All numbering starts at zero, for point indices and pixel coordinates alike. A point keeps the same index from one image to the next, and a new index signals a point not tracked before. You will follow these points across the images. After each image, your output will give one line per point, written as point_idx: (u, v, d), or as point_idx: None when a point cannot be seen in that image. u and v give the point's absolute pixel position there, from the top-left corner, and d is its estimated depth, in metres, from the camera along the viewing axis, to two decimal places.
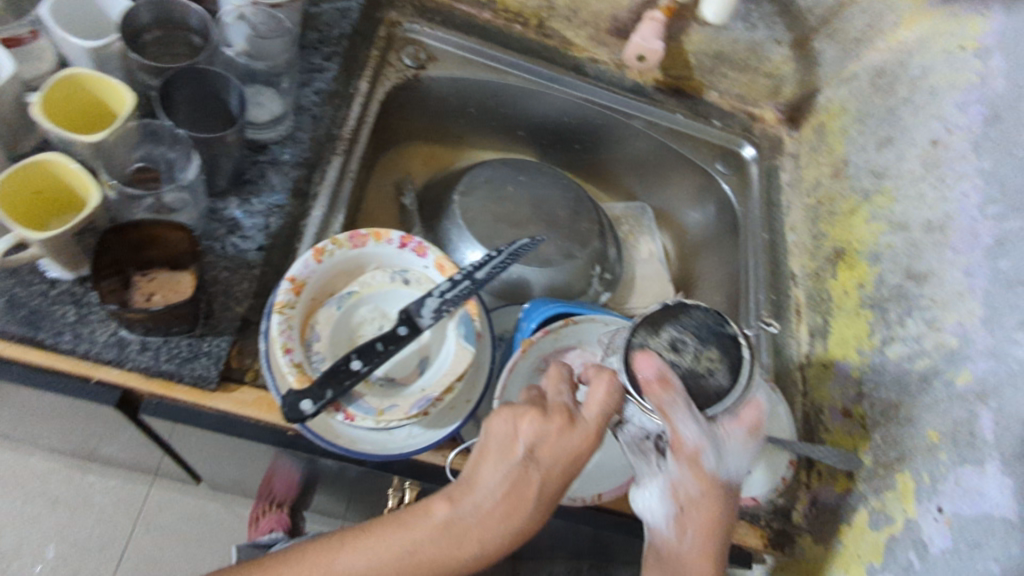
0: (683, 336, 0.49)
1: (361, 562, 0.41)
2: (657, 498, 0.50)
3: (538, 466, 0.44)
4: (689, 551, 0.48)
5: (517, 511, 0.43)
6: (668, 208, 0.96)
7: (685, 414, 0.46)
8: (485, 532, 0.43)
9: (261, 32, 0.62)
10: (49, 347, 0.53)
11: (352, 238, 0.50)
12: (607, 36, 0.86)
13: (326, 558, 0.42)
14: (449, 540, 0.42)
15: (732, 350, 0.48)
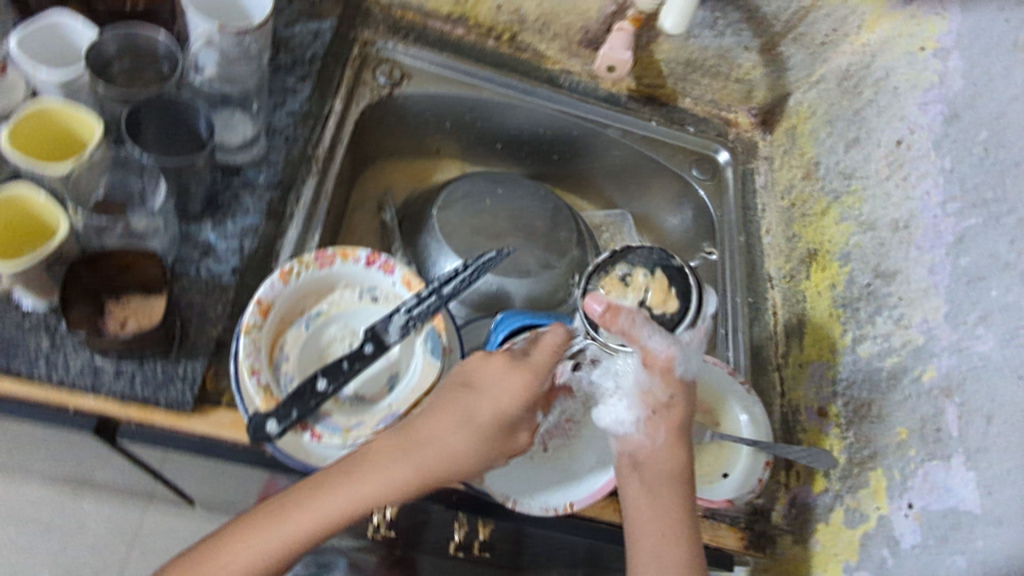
0: (634, 271, 0.58)
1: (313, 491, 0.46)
2: (626, 410, 0.55)
3: (477, 390, 0.49)
4: (662, 447, 0.53)
5: (455, 425, 0.48)
6: (647, 213, 0.95)
7: (646, 334, 0.53)
8: (421, 462, 0.47)
9: (229, 57, 0.63)
10: (25, 376, 0.54)
11: (319, 259, 0.52)
12: (579, 48, 0.87)
13: (284, 499, 0.47)
14: (385, 469, 0.47)
15: (675, 277, 0.58)
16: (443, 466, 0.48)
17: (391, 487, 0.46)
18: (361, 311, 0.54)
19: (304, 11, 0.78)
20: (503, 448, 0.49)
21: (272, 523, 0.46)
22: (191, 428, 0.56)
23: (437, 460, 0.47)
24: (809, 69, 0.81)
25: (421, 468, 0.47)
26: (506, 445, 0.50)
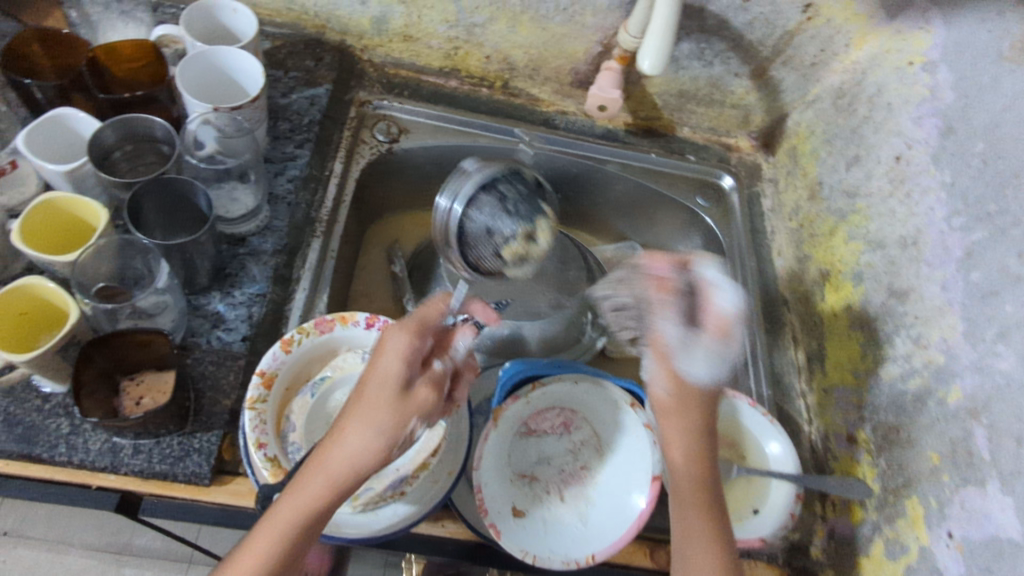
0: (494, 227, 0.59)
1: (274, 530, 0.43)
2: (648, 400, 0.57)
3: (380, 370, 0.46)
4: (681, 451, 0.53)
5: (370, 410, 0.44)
6: (658, 244, 0.93)
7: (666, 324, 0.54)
8: (329, 467, 0.44)
9: (226, 133, 0.64)
10: (46, 460, 0.55)
11: (318, 326, 0.54)
12: (571, 89, 0.88)
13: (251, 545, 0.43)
14: (299, 493, 0.43)
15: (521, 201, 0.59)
16: (354, 459, 0.44)
17: (316, 494, 0.43)
18: None
19: (299, 78, 0.80)
20: (415, 407, 0.45)
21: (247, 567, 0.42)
22: (212, 499, 0.56)
23: (345, 457, 0.44)
24: (802, 90, 0.81)
25: (331, 471, 0.43)
26: (414, 401, 0.45)
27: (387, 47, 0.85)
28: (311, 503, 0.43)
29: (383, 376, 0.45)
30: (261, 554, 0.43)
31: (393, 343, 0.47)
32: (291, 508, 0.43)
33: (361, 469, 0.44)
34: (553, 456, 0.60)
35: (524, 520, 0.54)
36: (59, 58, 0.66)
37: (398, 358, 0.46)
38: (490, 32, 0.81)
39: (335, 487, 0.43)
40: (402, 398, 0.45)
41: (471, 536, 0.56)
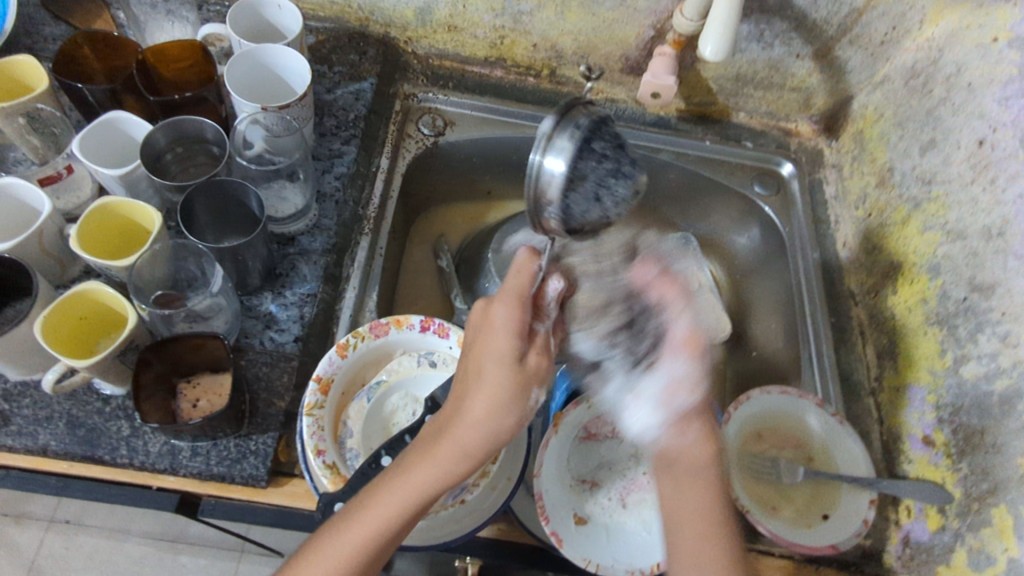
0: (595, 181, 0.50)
1: (395, 508, 0.43)
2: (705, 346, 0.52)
3: (502, 349, 0.45)
4: (693, 444, 0.50)
5: (497, 390, 0.44)
6: (711, 234, 0.91)
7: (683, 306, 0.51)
8: (462, 436, 0.44)
9: (275, 132, 0.64)
10: (107, 462, 0.55)
11: (374, 329, 0.54)
12: (622, 75, 0.85)
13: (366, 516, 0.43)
14: (433, 464, 0.44)
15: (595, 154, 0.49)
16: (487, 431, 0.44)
17: (442, 472, 0.44)
18: (420, 377, 0.54)
19: (344, 73, 0.79)
20: (535, 384, 0.46)
21: (359, 541, 0.43)
22: (269, 501, 0.56)
23: (478, 429, 0.44)
24: (871, 70, 0.77)
25: (468, 442, 0.44)
26: (532, 378, 0.46)
27: (431, 38, 0.83)
28: (448, 477, 0.44)
29: (508, 348, 0.45)
30: (394, 517, 0.43)
31: (511, 311, 0.46)
32: (427, 478, 0.43)
33: (494, 441, 0.45)
34: (614, 461, 0.58)
35: (587, 528, 0.52)
36: (109, 59, 0.66)
37: (516, 328, 0.45)
38: (538, 20, 0.79)
39: (467, 458, 0.44)
40: (525, 369, 0.45)
41: (528, 540, 0.56)
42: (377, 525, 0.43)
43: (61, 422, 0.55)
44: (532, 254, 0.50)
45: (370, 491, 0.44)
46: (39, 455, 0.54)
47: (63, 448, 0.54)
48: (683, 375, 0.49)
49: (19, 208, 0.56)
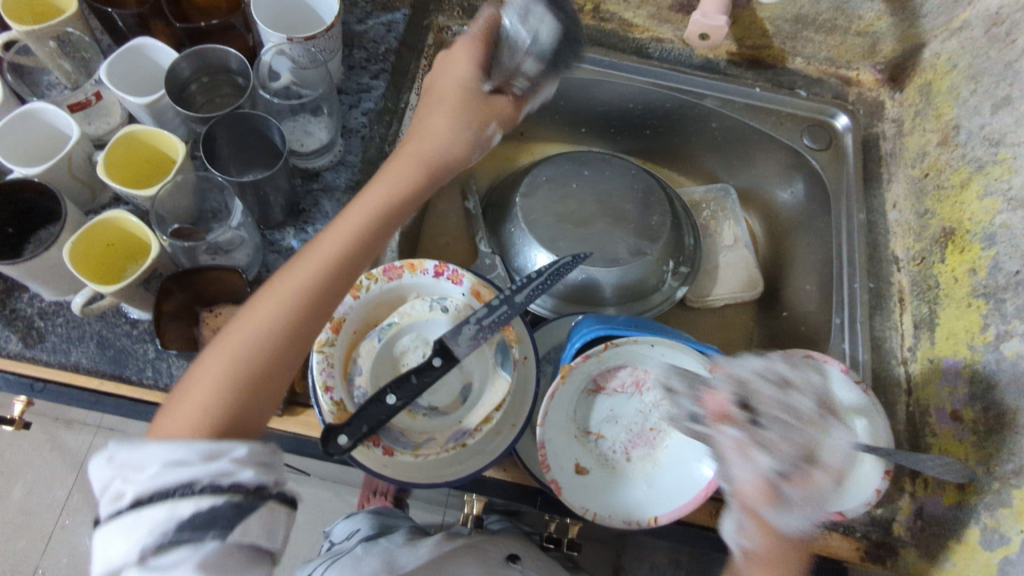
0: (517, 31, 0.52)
1: (347, 225, 0.47)
2: (778, 511, 0.45)
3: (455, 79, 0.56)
4: None
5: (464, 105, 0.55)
6: (757, 187, 0.90)
7: (749, 460, 0.45)
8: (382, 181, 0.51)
9: (301, 64, 0.63)
10: (135, 382, 0.56)
11: (386, 272, 0.51)
12: (670, 14, 0.81)
13: (303, 255, 0.46)
14: (385, 181, 0.50)
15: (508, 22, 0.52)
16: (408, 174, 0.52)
17: (394, 185, 0.50)
18: (431, 321, 0.51)
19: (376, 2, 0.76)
20: (495, 116, 0.56)
21: (295, 276, 0.45)
22: (285, 428, 0.57)
23: (433, 143, 0.53)
24: (949, 14, 0.73)
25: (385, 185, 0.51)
26: (492, 105, 0.56)
27: None
28: (404, 184, 0.50)
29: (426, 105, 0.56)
30: (346, 233, 0.47)
31: (449, 61, 0.57)
32: (379, 194, 0.49)
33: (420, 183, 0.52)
34: (621, 415, 0.53)
35: (587, 478, 0.50)
36: None
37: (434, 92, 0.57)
38: None
39: (419, 164, 0.52)
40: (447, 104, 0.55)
41: (531, 483, 0.55)
42: (330, 254, 0.46)
43: (93, 342, 0.57)
44: (720, 409, 0.47)
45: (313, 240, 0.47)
46: (72, 370, 0.56)
47: (94, 367, 0.56)
48: (751, 524, 0.46)
49: (47, 131, 0.57)
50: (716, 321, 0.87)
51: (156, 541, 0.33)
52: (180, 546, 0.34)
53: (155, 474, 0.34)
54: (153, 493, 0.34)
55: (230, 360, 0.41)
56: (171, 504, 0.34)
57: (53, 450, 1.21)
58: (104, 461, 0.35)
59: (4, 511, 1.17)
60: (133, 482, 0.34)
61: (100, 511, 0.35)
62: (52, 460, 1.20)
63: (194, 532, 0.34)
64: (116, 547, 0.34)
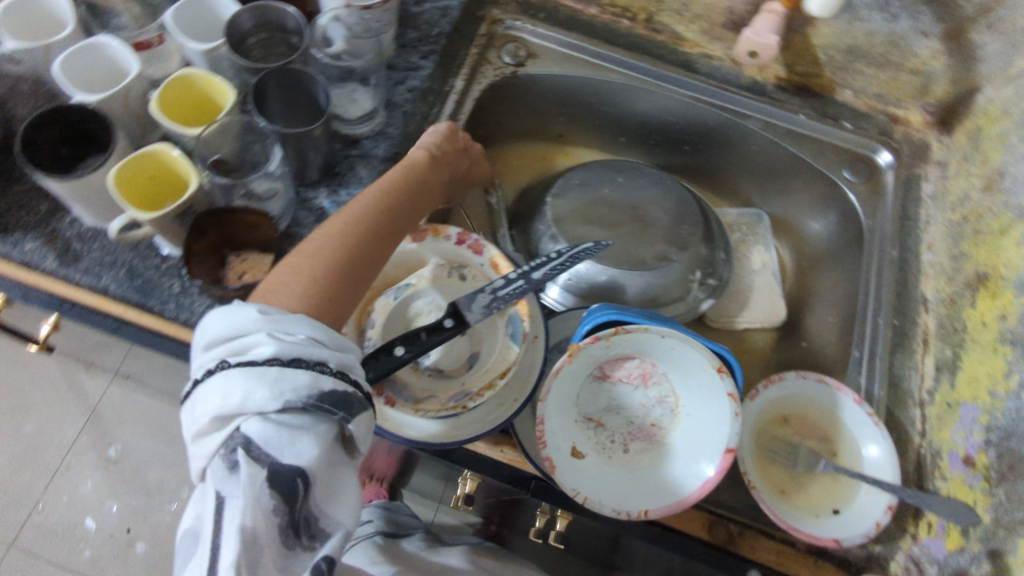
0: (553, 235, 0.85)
1: (402, 198, 0.54)
2: None
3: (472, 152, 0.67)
4: None
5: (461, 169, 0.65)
6: (789, 216, 0.91)
7: None
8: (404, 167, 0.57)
9: (355, 32, 0.66)
10: (157, 314, 0.58)
11: (412, 234, 0.53)
12: (722, 31, 0.82)
13: (376, 203, 0.52)
14: (426, 176, 0.57)
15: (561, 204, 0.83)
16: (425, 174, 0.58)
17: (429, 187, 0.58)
18: (448, 287, 0.52)
19: None
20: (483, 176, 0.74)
21: (373, 219, 0.50)
22: None
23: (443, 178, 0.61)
24: (1007, 61, 0.73)
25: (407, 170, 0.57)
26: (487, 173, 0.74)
27: None
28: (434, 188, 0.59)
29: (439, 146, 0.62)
30: (406, 203, 0.53)
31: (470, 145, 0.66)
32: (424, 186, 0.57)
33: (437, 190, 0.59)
34: (625, 405, 0.53)
35: (582, 462, 0.49)
36: None
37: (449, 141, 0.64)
38: None
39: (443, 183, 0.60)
40: (474, 156, 0.68)
41: (526, 466, 0.55)
42: (393, 213, 0.52)
43: (123, 270, 0.59)
44: None
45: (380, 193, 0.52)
46: (100, 294, 0.58)
47: (121, 294, 0.58)
48: None
49: (109, 66, 0.59)
50: (734, 344, 0.87)
51: (295, 399, 0.39)
52: (304, 412, 0.39)
53: (304, 347, 0.40)
54: (296, 360, 0.40)
55: (321, 270, 0.46)
56: (314, 375, 0.40)
57: (67, 391, 1.24)
58: (256, 320, 0.41)
59: (12, 444, 1.19)
60: (282, 345, 0.40)
61: (235, 358, 0.39)
62: (65, 400, 1.23)
63: (325, 404, 0.40)
64: (252, 393, 0.38)
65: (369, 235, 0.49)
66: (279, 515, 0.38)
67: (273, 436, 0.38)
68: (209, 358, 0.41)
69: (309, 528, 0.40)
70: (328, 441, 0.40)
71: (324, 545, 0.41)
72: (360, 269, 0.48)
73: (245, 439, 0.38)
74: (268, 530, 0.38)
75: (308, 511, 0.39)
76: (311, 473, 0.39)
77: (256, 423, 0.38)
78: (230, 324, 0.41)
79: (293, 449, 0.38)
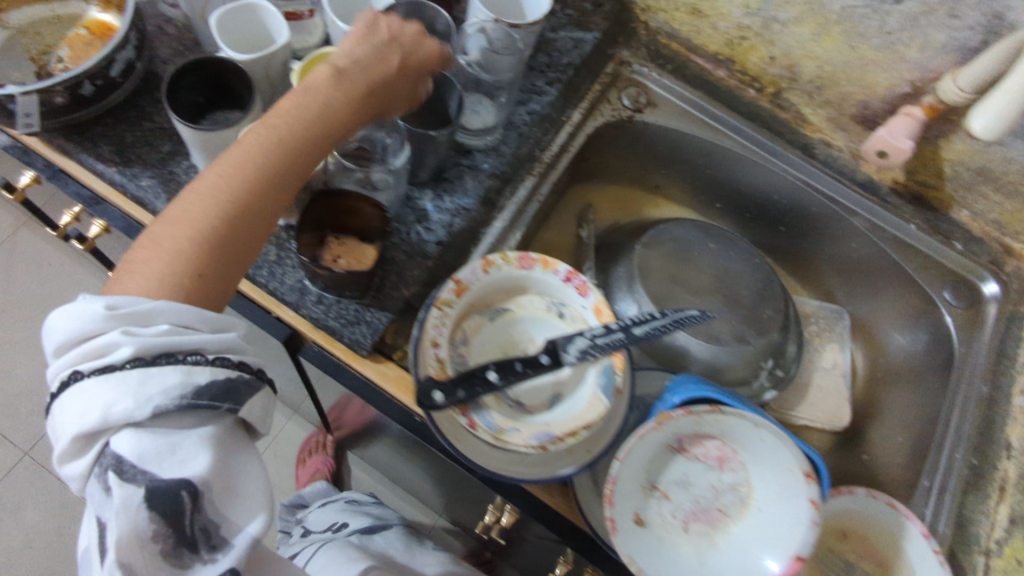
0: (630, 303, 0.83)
1: (279, 130, 0.48)
2: None
3: (395, 47, 0.55)
4: None
5: (382, 65, 0.53)
6: (871, 321, 0.87)
7: None
8: (302, 90, 0.50)
9: (496, 47, 0.65)
10: (250, 277, 0.60)
11: (521, 259, 0.50)
12: (849, 123, 0.80)
13: (244, 145, 0.47)
14: (317, 93, 0.50)
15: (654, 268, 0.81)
16: (323, 92, 0.50)
17: (327, 102, 0.50)
18: (543, 321, 0.51)
19: (572, 18, 0.79)
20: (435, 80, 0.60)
21: (238, 166, 0.46)
22: (362, 371, 0.60)
23: (357, 84, 0.52)
24: None
25: (305, 89, 0.50)
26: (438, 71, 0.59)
27: (670, 14, 0.82)
28: (337, 102, 0.50)
29: (350, 51, 0.53)
30: (280, 136, 0.48)
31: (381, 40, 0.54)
32: (312, 105, 0.49)
33: (344, 104, 0.51)
34: (693, 483, 0.51)
35: (641, 530, 0.48)
36: None
37: (364, 43, 0.54)
38: (789, 33, 0.75)
39: (359, 97, 0.51)
40: (402, 49, 0.55)
41: (577, 520, 0.53)
42: (263, 150, 0.47)
43: None
44: None
45: (248, 135, 0.48)
46: None
47: None
48: None
49: (258, 30, 0.61)
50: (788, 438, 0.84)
51: (164, 401, 0.39)
52: (179, 412, 0.40)
53: (170, 340, 0.40)
54: (160, 358, 0.40)
55: (180, 236, 0.44)
56: (186, 370, 0.40)
57: None
58: (106, 319, 0.40)
59: None
60: (142, 344, 0.39)
61: (93, 364, 0.39)
62: None
63: (203, 400, 0.40)
64: (116, 404, 0.38)
65: (233, 187, 0.46)
66: (163, 538, 0.38)
67: (147, 450, 0.38)
68: (64, 364, 0.40)
69: (208, 540, 0.40)
70: (214, 440, 0.41)
71: (224, 557, 0.40)
72: (231, 226, 0.45)
73: (117, 458, 0.38)
74: (148, 554, 0.38)
75: (204, 521, 0.40)
76: (198, 482, 0.39)
77: (126, 438, 0.38)
78: (79, 323, 0.40)
79: (174, 461, 0.39)
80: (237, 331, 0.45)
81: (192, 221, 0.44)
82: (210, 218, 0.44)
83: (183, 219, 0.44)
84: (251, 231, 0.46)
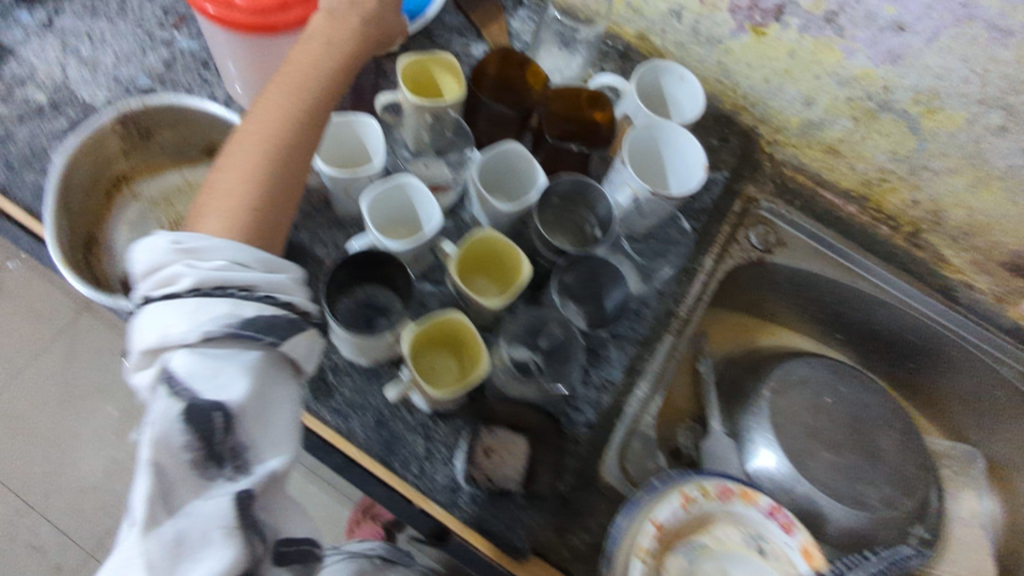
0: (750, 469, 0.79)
1: (295, 89, 0.47)
2: None
3: None
4: None
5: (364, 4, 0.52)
6: (1009, 463, 0.82)
7: None
8: (298, 51, 0.49)
9: (642, 212, 0.64)
10: (396, 472, 0.58)
11: (720, 493, 0.49)
12: (995, 267, 0.76)
13: (263, 112, 0.46)
14: (315, 45, 0.49)
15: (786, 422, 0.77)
16: (322, 33, 0.50)
17: (328, 50, 0.49)
18: (743, 558, 0.48)
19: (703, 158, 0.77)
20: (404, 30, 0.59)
21: (266, 130, 0.45)
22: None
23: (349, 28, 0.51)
24: None
25: (302, 47, 0.49)
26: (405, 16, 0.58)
27: (801, 150, 0.78)
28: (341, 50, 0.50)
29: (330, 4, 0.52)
30: (294, 92, 0.47)
31: None
32: (315, 59, 0.49)
33: (348, 51, 0.50)
34: None
35: None
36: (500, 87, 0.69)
37: None
38: (940, 182, 0.71)
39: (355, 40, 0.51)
40: None
41: None
42: (284, 108, 0.46)
43: (372, 418, 0.59)
44: None
45: (259, 102, 0.47)
46: (343, 436, 0.58)
47: (365, 441, 0.58)
48: None
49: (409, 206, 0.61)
50: None
51: (214, 328, 0.37)
52: (229, 342, 0.38)
53: (224, 274, 0.39)
54: (217, 288, 0.38)
55: (232, 205, 0.43)
56: (234, 303, 0.39)
57: None
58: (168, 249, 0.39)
59: None
60: (201, 274, 0.38)
61: (156, 292, 0.38)
62: None
63: (248, 332, 0.38)
64: (172, 326, 0.37)
65: (270, 148, 0.45)
66: (193, 448, 0.36)
67: (197, 369, 0.37)
68: (137, 291, 0.40)
69: (235, 457, 0.38)
70: (258, 373, 0.39)
71: (245, 478, 0.38)
72: (279, 180, 0.44)
73: (169, 375, 0.37)
74: (181, 463, 0.36)
75: (235, 442, 0.38)
76: (232, 406, 0.37)
77: (181, 356, 0.37)
78: (143, 257, 0.39)
79: (216, 384, 0.37)
80: (290, 275, 0.43)
81: (236, 190, 0.43)
82: (261, 180, 0.44)
83: (227, 192, 0.43)
84: (293, 168, 0.45)
